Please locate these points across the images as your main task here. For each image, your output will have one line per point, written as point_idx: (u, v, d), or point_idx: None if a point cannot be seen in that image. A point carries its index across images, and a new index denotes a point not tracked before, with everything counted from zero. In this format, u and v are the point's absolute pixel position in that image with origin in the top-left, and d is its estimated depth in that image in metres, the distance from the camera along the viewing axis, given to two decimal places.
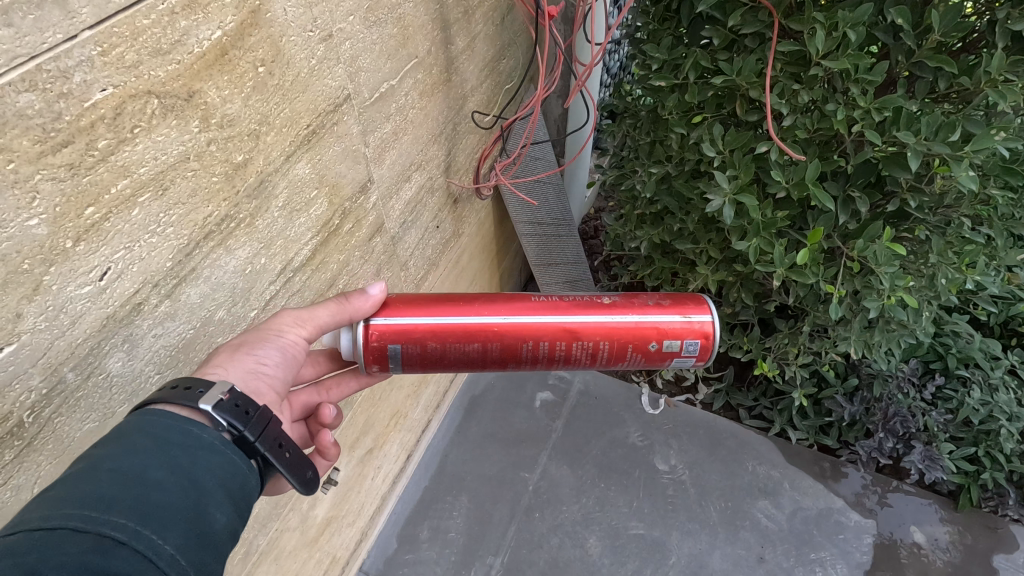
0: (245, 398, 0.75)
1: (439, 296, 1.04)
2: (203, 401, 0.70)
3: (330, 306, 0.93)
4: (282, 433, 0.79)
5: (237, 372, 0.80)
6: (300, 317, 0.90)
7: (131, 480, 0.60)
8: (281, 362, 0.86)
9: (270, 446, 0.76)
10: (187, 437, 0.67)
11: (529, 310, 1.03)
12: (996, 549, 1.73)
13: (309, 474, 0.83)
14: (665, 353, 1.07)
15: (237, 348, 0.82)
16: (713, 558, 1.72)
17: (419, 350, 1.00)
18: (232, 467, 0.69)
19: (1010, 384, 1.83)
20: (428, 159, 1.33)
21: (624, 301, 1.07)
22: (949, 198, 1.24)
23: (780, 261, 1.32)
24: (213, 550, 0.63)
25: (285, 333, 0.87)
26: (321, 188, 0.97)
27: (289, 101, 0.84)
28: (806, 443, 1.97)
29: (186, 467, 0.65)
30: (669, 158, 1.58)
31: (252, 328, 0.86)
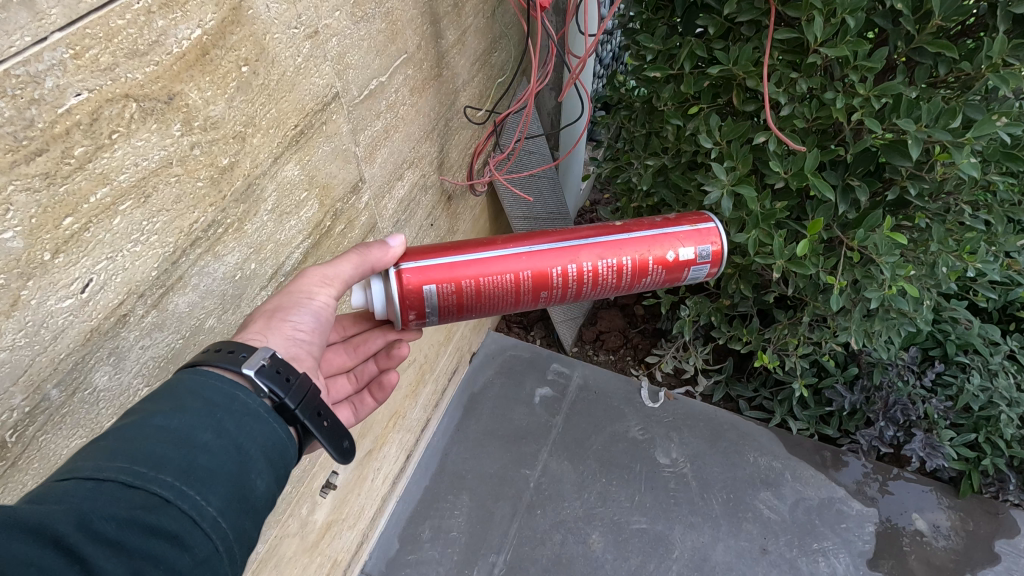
0: (285, 364, 0.76)
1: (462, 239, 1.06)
2: (244, 365, 0.71)
3: (351, 258, 0.92)
4: (321, 403, 0.80)
5: (278, 338, 0.80)
6: (326, 276, 0.89)
7: (181, 440, 0.62)
8: (318, 326, 0.87)
9: (309, 414, 0.76)
10: (234, 402, 0.69)
11: (551, 238, 1.08)
12: (998, 534, 1.73)
13: (345, 445, 0.82)
14: (683, 264, 1.13)
15: (274, 315, 0.82)
16: (716, 550, 1.72)
17: (454, 290, 1.01)
18: (276, 437, 0.70)
19: (1009, 369, 1.83)
20: (421, 156, 1.30)
21: (636, 221, 1.14)
22: (949, 185, 1.23)
23: (780, 253, 1.31)
24: (253, 516, 0.65)
25: (317, 296, 0.87)
26: (312, 189, 0.95)
27: (275, 101, 0.81)
28: (807, 433, 1.97)
29: (233, 433, 0.66)
30: (665, 150, 1.56)
31: (285, 292, 0.85)
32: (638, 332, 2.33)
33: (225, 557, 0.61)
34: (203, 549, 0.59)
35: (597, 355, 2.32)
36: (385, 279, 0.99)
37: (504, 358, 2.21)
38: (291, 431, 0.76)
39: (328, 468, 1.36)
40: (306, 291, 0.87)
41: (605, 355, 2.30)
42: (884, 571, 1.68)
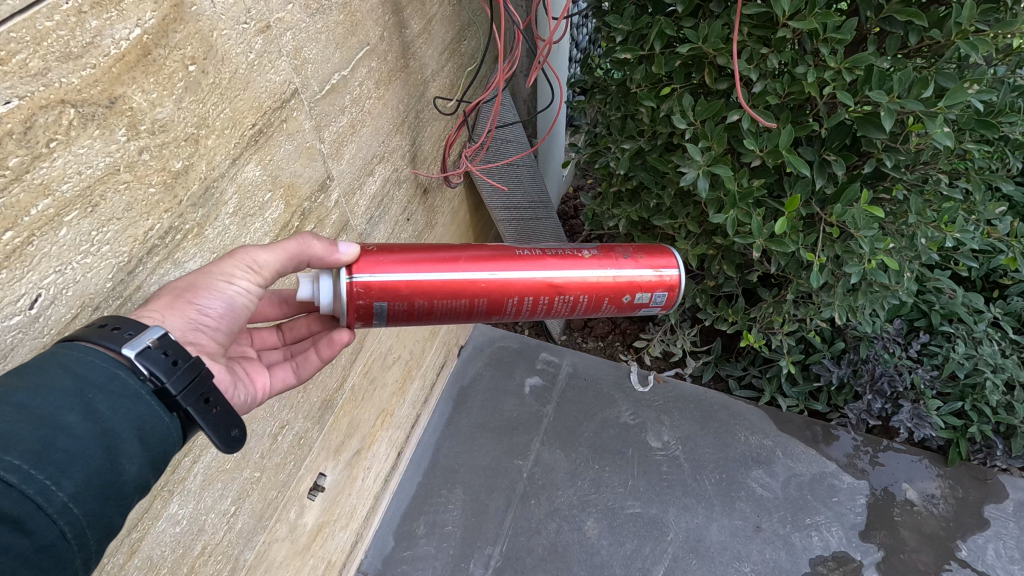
0: (176, 348, 0.69)
1: (422, 249, 1.01)
2: (126, 346, 0.64)
3: (288, 247, 0.84)
4: (212, 387, 0.72)
5: (178, 323, 0.73)
6: (252, 263, 0.81)
7: (41, 421, 0.57)
8: (226, 311, 0.80)
9: (193, 400, 0.69)
10: (111, 381, 0.63)
11: (515, 264, 1.04)
12: (987, 500, 1.75)
13: (236, 434, 0.74)
14: (637, 305, 1.14)
15: (181, 295, 0.74)
16: (710, 530, 1.72)
17: (405, 307, 0.99)
18: (156, 420, 0.65)
19: (992, 336, 1.87)
20: (392, 150, 1.28)
21: (603, 256, 1.10)
22: (926, 155, 1.22)
23: (758, 232, 1.30)
24: (119, 501, 0.61)
25: (237, 282, 0.79)
26: (275, 190, 0.93)
27: (229, 100, 0.79)
28: (796, 409, 1.99)
29: (103, 415, 0.61)
30: (641, 133, 1.55)
31: (200, 269, 0.77)
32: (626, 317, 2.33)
33: (74, 545, 0.57)
34: (48, 536, 0.54)
35: (586, 342, 2.32)
36: (335, 277, 0.95)
37: (493, 351, 2.20)
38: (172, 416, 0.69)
39: (315, 471, 1.35)
40: (225, 275, 0.78)
41: (594, 341, 2.30)
42: (876, 542, 1.69)
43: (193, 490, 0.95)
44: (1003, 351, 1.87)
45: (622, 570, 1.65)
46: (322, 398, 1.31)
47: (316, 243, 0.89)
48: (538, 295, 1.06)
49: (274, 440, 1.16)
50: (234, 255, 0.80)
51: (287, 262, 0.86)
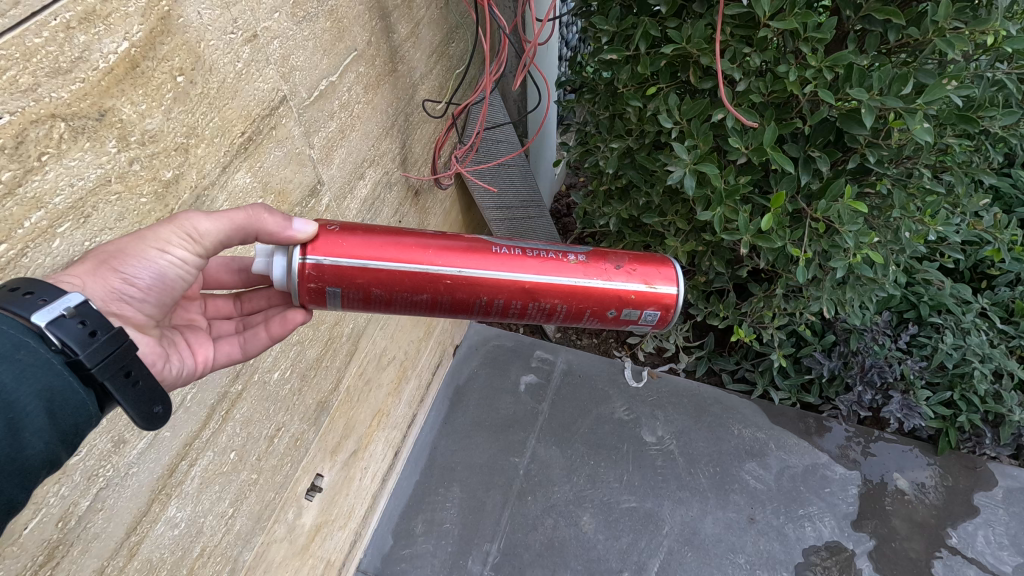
0: (94, 317, 0.62)
1: (391, 235, 0.94)
2: (36, 313, 0.56)
3: (235, 220, 0.77)
4: (134, 360, 0.66)
5: (99, 291, 0.67)
6: (192, 233, 0.73)
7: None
8: (152, 280, 0.73)
9: (112, 373, 0.63)
10: (16, 349, 0.56)
11: (489, 263, 0.98)
12: (976, 487, 1.78)
13: (158, 410, 0.68)
14: (622, 320, 1.06)
15: (107, 261, 0.67)
16: (705, 523, 1.75)
17: (360, 297, 0.93)
18: (71, 392, 0.59)
19: (981, 326, 1.88)
20: (382, 153, 1.29)
21: (587, 263, 1.02)
22: (908, 150, 1.24)
23: (745, 228, 1.32)
24: (22, 480, 0.54)
25: (171, 251, 0.73)
26: (266, 196, 0.94)
27: (217, 109, 0.80)
28: (789, 401, 2.01)
29: (5, 386, 0.54)
30: (630, 132, 1.56)
31: (134, 233, 0.70)
32: None
33: None
34: None
35: (580, 340, 2.33)
36: (288, 253, 0.88)
37: (488, 349, 2.22)
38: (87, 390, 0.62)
39: (312, 472, 1.36)
40: (158, 241, 0.71)
41: (589, 338, 2.32)
42: (868, 531, 1.72)
43: (191, 493, 0.96)
44: (991, 341, 1.90)
45: (618, 564, 1.68)
46: (318, 400, 1.33)
47: (269, 217, 0.82)
48: (509, 298, 0.99)
49: (271, 442, 1.17)
50: (172, 221, 0.72)
51: (233, 234, 0.78)
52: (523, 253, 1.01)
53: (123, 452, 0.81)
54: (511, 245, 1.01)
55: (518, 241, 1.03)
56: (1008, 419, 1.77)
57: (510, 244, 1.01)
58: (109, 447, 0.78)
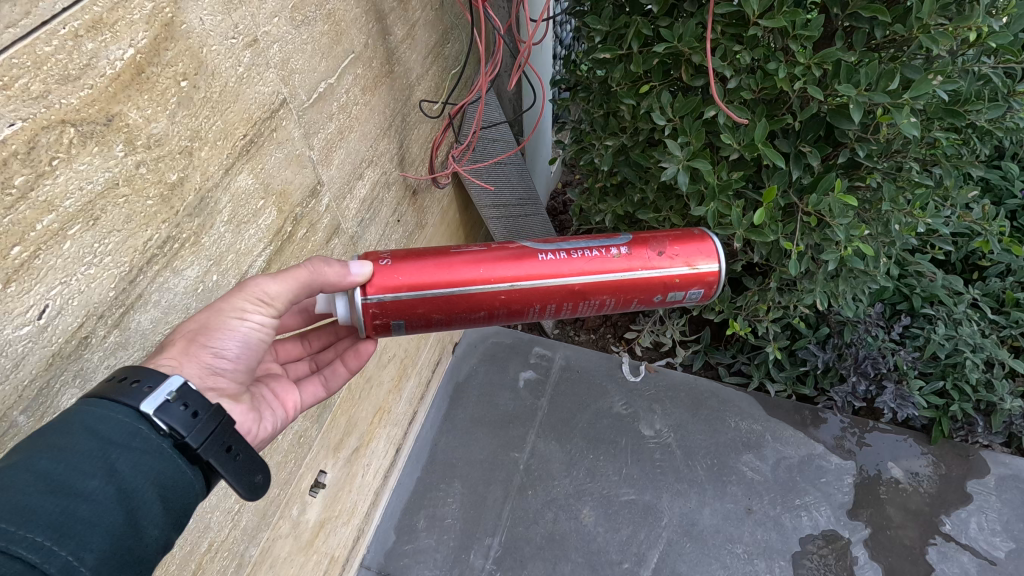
0: (196, 400, 0.71)
1: (440, 262, 1.03)
2: (144, 403, 0.66)
3: (298, 277, 0.88)
4: (233, 436, 0.75)
5: (194, 369, 0.77)
6: (263, 297, 0.84)
7: (60, 488, 0.57)
8: (243, 348, 0.84)
9: (216, 451, 0.71)
10: (133, 439, 0.64)
11: (537, 272, 1.07)
12: (969, 475, 1.81)
13: (257, 479, 0.77)
14: (669, 301, 1.16)
15: (196, 338, 0.78)
16: (703, 514, 1.77)
17: (424, 321, 1.05)
18: (178, 476, 0.66)
19: (972, 317, 1.92)
20: (380, 154, 1.31)
21: (630, 255, 1.10)
22: (897, 144, 1.26)
23: (738, 223, 1.34)
24: (140, 565, 0.61)
25: (249, 318, 0.84)
26: (268, 198, 0.96)
27: (220, 113, 0.82)
28: (785, 394, 2.03)
29: (125, 476, 0.62)
30: (624, 129, 1.59)
31: (213, 309, 0.80)
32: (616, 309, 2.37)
33: None
34: None
35: (578, 336, 2.36)
36: (349, 298, 1.00)
37: (487, 347, 2.25)
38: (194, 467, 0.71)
39: (315, 469, 1.38)
40: (238, 311, 0.82)
41: (586, 334, 2.34)
42: (863, 520, 1.75)
43: None
44: (982, 331, 1.93)
45: (619, 555, 1.70)
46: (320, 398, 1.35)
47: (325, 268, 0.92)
48: (561, 300, 1.09)
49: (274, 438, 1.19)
50: (246, 292, 0.83)
51: (299, 292, 0.89)
52: (568, 255, 1.09)
53: None
54: (555, 250, 1.09)
55: (560, 243, 1.11)
56: (1000, 407, 1.80)
57: (554, 248, 1.09)
58: None
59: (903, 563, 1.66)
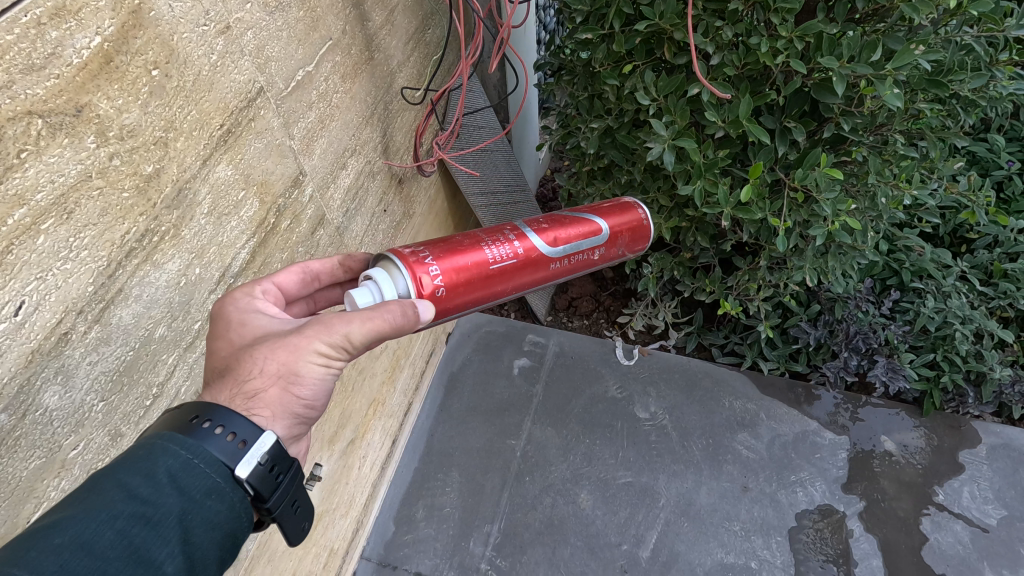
0: (278, 458, 0.74)
1: (481, 283, 1.10)
2: (240, 470, 0.69)
3: (383, 328, 0.84)
4: (299, 491, 0.81)
5: (282, 412, 0.79)
6: (347, 347, 0.81)
7: (137, 554, 0.59)
8: (328, 391, 0.84)
9: (284, 506, 0.77)
10: (209, 501, 0.66)
11: (544, 278, 1.24)
12: (962, 446, 1.83)
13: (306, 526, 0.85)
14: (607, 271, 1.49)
15: (287, 387, 0.78)
16: (700, 494, 1.79)
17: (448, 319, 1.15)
18: (239, 535, 0.70)
19: (961, 289, 1.92)
20: (363, 143, 1.30)
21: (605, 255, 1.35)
22: (881, 117, 1.26)
23: (725, 201, 1.33)
24: None
25: (333, 364, 0.82)
26: (248, 188, 0.95)
27: (194, 102, 0.81)
28: (778, 371, 2.04)
29: (194, 544, 0.64)
30: (609, 111, 1.58)
31: (301, 356, 0.79)
32: (609, 294, 2.37)
33: None
34: None
35: (571, 322, 2.36)
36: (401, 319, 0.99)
37: (481, 336, 2.24)
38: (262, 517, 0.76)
39: (310, 462, 1.37)
40: (323, 361, 0.81)
41: (579, 320, 2.34)
42: (858, 493, 1.77)
43: None
44: (972, 303, 1.94)
45: (617, 538, 1.71)
46: None
47: (406, 312, 0.88)
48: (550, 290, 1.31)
49: None
50: (331, 340, 0.80)
51: (383, 337, 0.86)
52: (567, 259, 1.27)
53: (121, 445, 0.80)
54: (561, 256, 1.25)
55: (564, 249, 1.25)
56: (990, 377, 1.82)
57: (561, 256, 1.24)
58: (106, 441, 0.77)
59: (897, 534, 1.69)
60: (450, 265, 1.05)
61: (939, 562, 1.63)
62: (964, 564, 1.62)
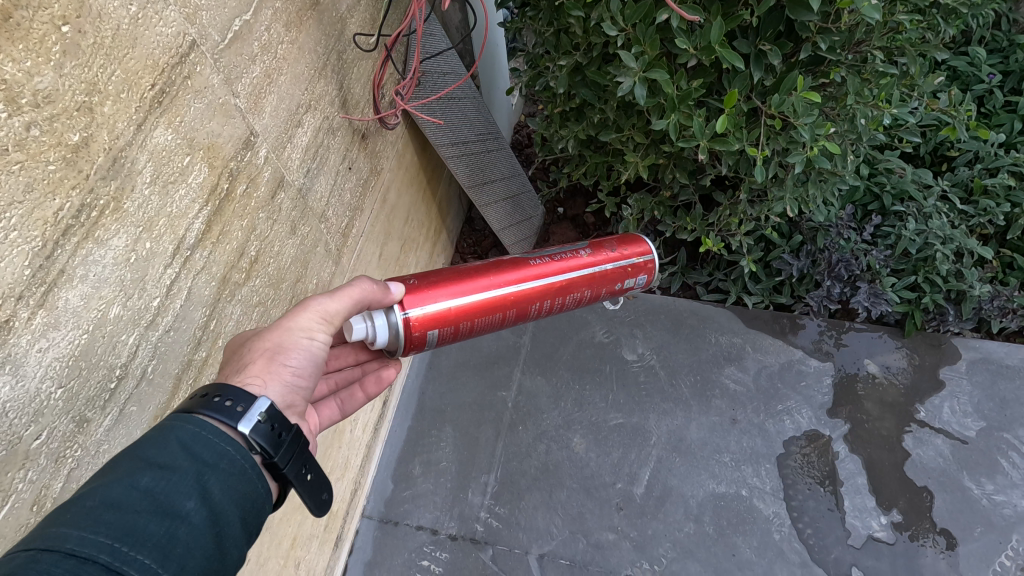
0: (279, 420, 0.81)
1: (459, 279, 1.20)
2: (241, 424, 0.76)
3: (349, 293, 0.98)
4: (308, 457, 0.86)
5: (275, 383, 0.87)
6: (324, 314, 0.94)
7: (163, 508, 0.65)
8: (313, 365, 0.93)
9: (296, 469, 0.83)
10: (223, 458, 0.72)
11: (532, 275, 1.29)
12: (942, 363, 1.87)
13: (323, 496, 0.90)
14: (624, 289, 1.47)
15: (274, 357, 0.88)
16: (690, 429, 1.82)
17: (453, 329, 1.19)
18: (256, 495, 0.74)
19: (942, 209, 1.92)
20: (318, 97, 1.22)
21: (593, 253, 1.40)
22: (859, 32, 1.21)
23: (701, 134, 1.28)
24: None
25: (315, 336, 0.93)
26: (194, 153, 0.89)
27: (117, 60, 0.74)
28: (762, 305, 2.05)
29: (215, 498, 0.69)
30: (577, 47, 1.50)
31: (285, 330, 0.90)
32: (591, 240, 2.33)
33: None
34: None
35: None
36: (386, 313, 1.11)
37: None
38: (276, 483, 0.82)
39: None
40: (305, 329, 0.92)
41: None
42: (843, 417, 1.81)
43: None
44: (952, 223, 1.94)
45: (612, 477, 1.75)
46: None
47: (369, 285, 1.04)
48: (553, 297, 1.33)
49: None
50: (310, 311, 0.93)
51: (352, 307, 0.99)
52: (549, 259, 1.34)
53: (89, 431, 0.77)
54: (539, 256, 1.33)
55: (541, 252, 1.35)
56: (970, 295, 1.83)
57: (538, 255, 1.33)
58: (71, 428, 0.75)
59: (881, 452, 1.75)
60: (422, 275, 1.18)
61: (920, 476, 1.70)
62: (944, 475, 1.69)
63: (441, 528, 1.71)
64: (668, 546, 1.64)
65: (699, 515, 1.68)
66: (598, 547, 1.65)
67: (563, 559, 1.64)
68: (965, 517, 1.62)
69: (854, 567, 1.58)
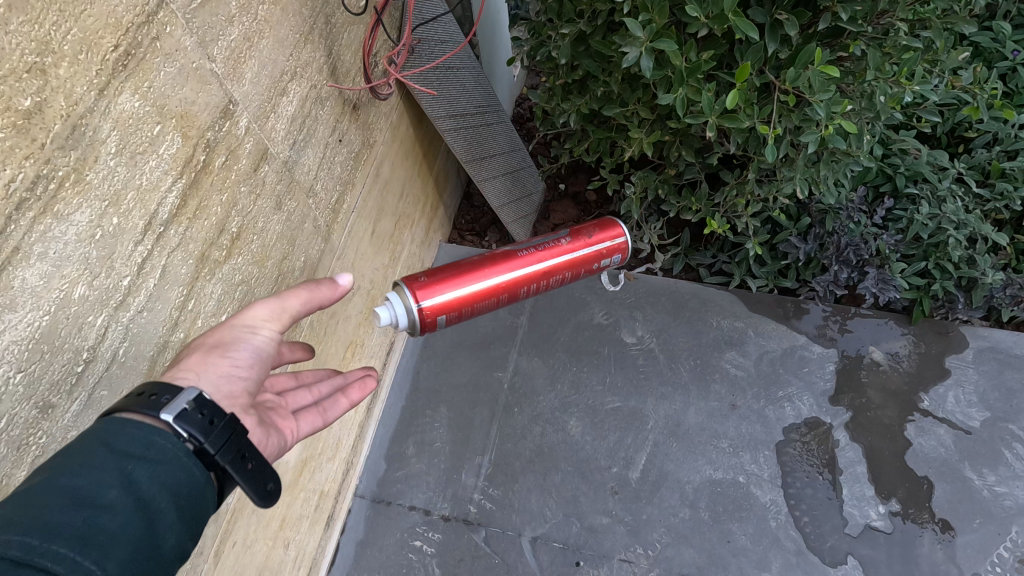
0: (211, 407, 0.75)
1: (454, 272, 1.26)
2: (163, 413, 0.71)
3: (299, 292, 0.95)
4: (246, 444, 0.78)
5: (211, 377, 0.83)
6: (271, 310, 0.92)
7: (82, 500, 0.60)
8: (258, 363, 0.91)
9: (229, 458, 0.75)
10: (150, 447, 0.67)
11: (521, 264, 1.33)
12: (949, 351, 1.83)
13: (270, 486, 0.80)
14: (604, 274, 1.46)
15: (212, 351, 0.86)
16: (688, 414, 1.79)
17: (456, 315, 1.27)
18: (192, 483, 0.69)
19: (957, 192, 1.85)
20: (305, 63, 1.15)
21: (574, 240, 1.39)
22: (883, 2, 1.13)
23: (710, 110, 1.21)
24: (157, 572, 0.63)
25: (258, 332, 0.91)
26: (166, 121, 0.83)
27: (73, 18, 0.68)
28: (766, 289, 1.99)
29: (141, 484, 0.64)
30: (581, 14, 1.42)
31: (227, 325, 0.89)
32: (592, 219, 2.27)
33: None
34: None
35: None
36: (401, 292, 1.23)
37: None
38: (210, 477, 0.74)
39: None
40: (248, 326, 0.91)
41: None
42: (845, 404, 1.78)
43: None
44: (967, 207, 1.87)
45: (607, 461, 1.73)
46: None
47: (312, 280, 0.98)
48: (542, 283, 1.37)
49: None
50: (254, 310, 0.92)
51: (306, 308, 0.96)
52: (539, 247, 1.37)
53: (54, 417, 0.73)
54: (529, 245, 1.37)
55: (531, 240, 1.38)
56: (981, 282, 1.78)
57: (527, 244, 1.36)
58: (34, 414, 0.71)
59: (882, 441, 1.72)
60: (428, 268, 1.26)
61: (921, 465, 1.67)
62: (945, 465, 1.66)
63: (433, 509, 1.69)
64: (662, 531, 1.62)
65: (694, 501, 1.66)
66: (591, 530, 1.63)
67: (556, 542, 1.62)
68: (965, 508, 1.60)
69: (849, 556, 1.57)
